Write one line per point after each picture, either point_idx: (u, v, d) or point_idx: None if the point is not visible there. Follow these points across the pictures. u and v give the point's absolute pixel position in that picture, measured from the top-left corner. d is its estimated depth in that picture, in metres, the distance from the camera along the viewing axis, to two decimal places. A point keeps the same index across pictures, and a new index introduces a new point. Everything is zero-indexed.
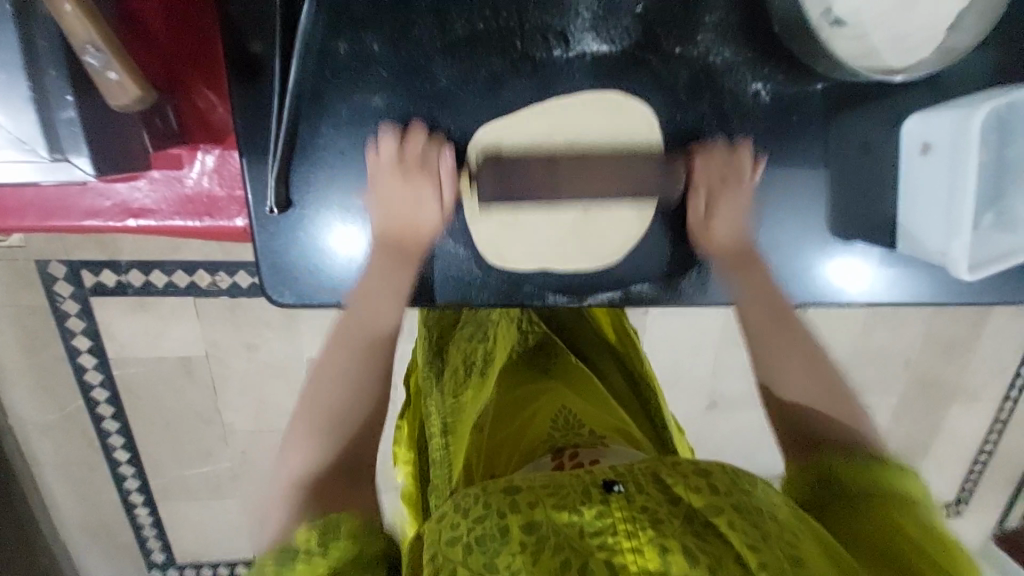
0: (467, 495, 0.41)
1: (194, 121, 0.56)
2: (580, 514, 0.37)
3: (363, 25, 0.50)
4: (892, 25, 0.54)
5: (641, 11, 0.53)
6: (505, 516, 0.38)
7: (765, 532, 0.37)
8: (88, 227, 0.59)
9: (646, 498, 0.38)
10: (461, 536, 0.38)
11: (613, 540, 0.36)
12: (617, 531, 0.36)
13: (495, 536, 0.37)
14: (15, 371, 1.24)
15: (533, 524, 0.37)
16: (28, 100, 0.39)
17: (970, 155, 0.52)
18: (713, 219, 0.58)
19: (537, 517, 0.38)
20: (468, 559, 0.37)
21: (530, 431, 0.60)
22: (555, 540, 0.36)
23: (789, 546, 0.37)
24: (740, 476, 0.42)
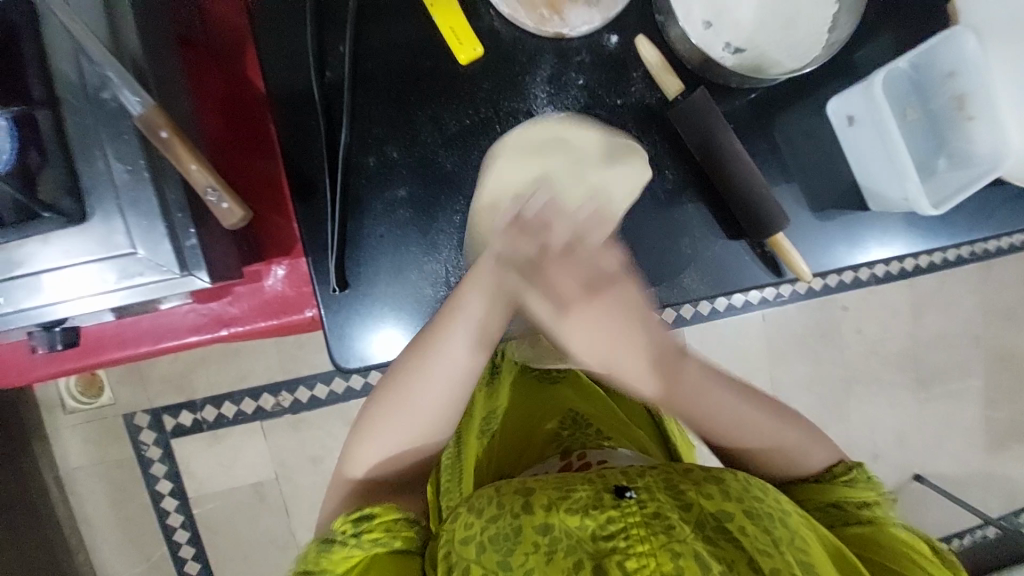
0: (484, 500, 0.54)
1: (268, 240, 0.72)
2: (591, 517, 0.48)
3: (383, 142, 0.67)
4: (780, 45, 0.68)
5: (584, 82, 0.68)
6: (518, 518, 0.50)
7: (775, 537, 0.48)
8: (191, 342, 0.73)
9: (659, 505, 0.48)
10: (478, 537, 0.50)
11: (625, 543, 0.46)
12: (631, 536, 0.46)
13: (508, 536, 0.49)
14: (105, 527, 1.33)
15: (547, 526, 0.49)
16: (165, 234, 0.53)
17: (888, 118, 0.64)
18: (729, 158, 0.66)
19: (551, 520, 0.49)
20: (483, 556, 0.49)
21: (539, 437, 0.73)
22: (566, 541, 0.47)
23: (795, 551, 0.48)
24: (754, 486, 0.54)
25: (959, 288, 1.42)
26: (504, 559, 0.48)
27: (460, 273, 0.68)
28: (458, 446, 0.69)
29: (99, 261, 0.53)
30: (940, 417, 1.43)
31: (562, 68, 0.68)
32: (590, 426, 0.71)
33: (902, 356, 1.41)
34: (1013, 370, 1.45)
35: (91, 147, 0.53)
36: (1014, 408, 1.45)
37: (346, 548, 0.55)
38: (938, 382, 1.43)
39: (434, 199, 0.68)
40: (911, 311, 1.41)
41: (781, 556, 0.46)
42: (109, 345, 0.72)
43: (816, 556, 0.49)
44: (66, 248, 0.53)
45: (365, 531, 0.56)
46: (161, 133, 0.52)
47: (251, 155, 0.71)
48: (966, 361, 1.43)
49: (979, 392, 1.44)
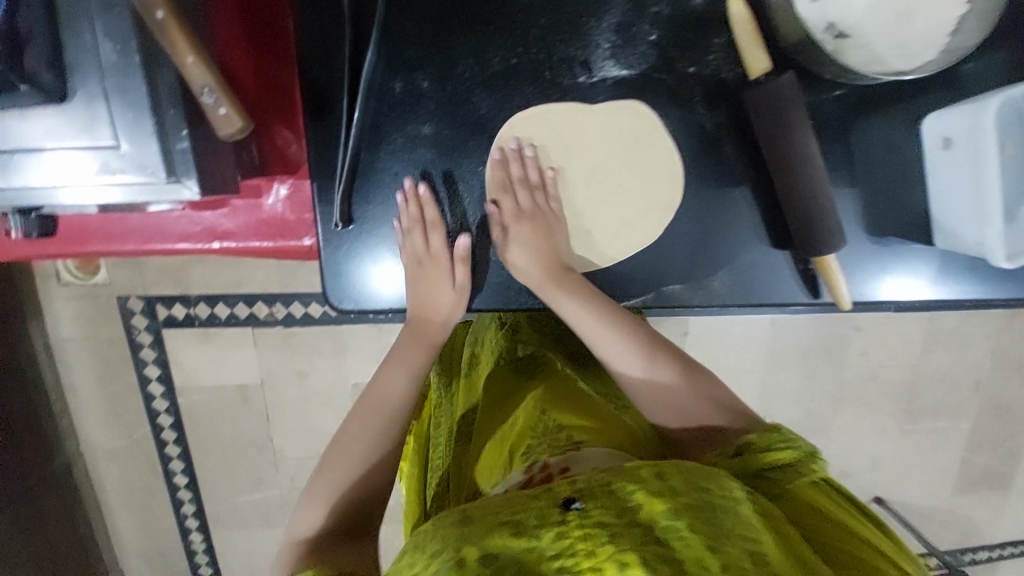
0: (426, 533, 0.45)
1: (273, 156, 0.66)
2: (537, 540, 0.40)
3: (414, 67, 0.59)
4: (894, 36, 0.57)
5: (656, 38, 0.59)
6: (460, 547, 0.41)
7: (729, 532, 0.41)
8: (181, 249, 0.68)
9: (603, 512, 0.41)
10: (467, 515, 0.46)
11: (573, 564, 0.39)
12: (577, 554, 0.39)
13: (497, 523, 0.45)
14: (93, 400, 1.36)
15: (490, 555, 0.40)
16: (153, 132, 0.47)
17: (989, 150, 0.55)
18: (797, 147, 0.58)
19: (494, 548, 0.40)
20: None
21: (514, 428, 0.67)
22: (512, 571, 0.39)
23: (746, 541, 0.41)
24: (702, 474, 0.45)
25: (980, 331, 1.36)
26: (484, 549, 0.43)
27: (476, 231, 0.63)
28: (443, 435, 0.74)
29: (75, 150, 0.47)
30: (918, 451, 1.43)
31: (634, 17, 0.58)
32: (561, 428, 0.62)
33: (900, 386, 1.39)
34: (1004, 420, 1.43)
35: (76, 14, 0.45)
36: (994, 456, 1.45)
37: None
38: (927, 418, 1.41)
39: (461, 143, 0.60)
40: (922, 345, 1.36)
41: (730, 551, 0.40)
42: (96, 237, 0.67)
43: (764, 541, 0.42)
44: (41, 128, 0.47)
45: None
46: (157, 14, 0.45)
47: (267, 53, 0.63)
48: (961, 403, 1.41)
49: (964, 435, 1.43)
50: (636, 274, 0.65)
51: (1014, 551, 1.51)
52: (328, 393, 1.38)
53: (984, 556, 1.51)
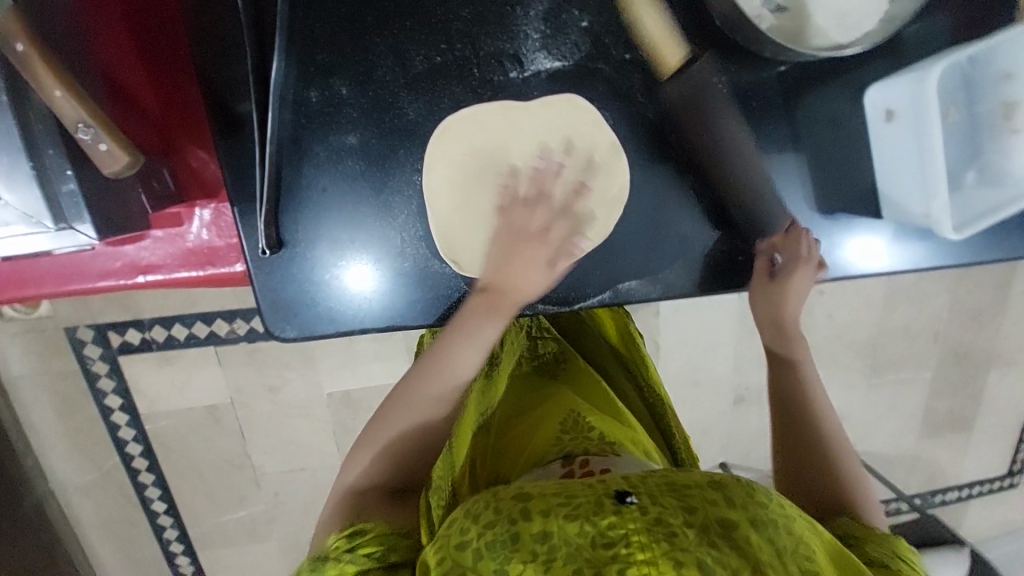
0: (479, 505, 0.47)
1: (189, 178, 0.61)
2: (592, 523, 0.41)
3: (329, 73, 0.54)
4: (833, 5, 0.55)
5: (588, 25, 0.55)
6: (516, 523, 0.43)
7: (779, 547, 0.42)
8: (104, 288, 0.63)
9: (660, 509, 0.42)
10: (474, 543, 0.43)
11: (626, 550, 0.39)
12: (631, 543, 0.39)
13: (505, 543, 0.42)
14: (53, 436, 1.29)
15: (546, 533, 0.42)
16: (30, 175, 0.42)
17: (934, 119, 0.54)
18: (714, 139, 0.58)
19: (550, 527, 0.42)
20: (480, 563, 0.42)
21: (538, 436, 0.64)
22: (566, 550, 0.40)
23: (800, 559, 0.42)
24: (756, 490, 0.47)
25: (938, 282, 1.41)
26: (500, 566, 0.41)
27: (417, 242, 0.59)
28: None
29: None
30: (885, 402, 1.49)
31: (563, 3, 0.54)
32: (593, 429, 0.63)
33: (866, 343, 1.43)
34: (963, 366, 1.50)
35: None
36: (954, 400, 1.52)
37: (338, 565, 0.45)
38: (892, 370, 1.46)
39: (390, 152, 0.56)
40: (885, 302, 1.39)
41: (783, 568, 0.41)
42: (6, 284, 0.61)
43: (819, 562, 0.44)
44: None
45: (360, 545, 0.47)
46: (16, 46, 0.39)
47: (167, 65, 0.57)
48: (923, 353, 1.46)
49: (926, 383, 1.49)
50: (590, 274, 0.61)
51: (976, 486, 1.60)
52: (302, 405, 1.34)
53: (950, 494, 1.60)
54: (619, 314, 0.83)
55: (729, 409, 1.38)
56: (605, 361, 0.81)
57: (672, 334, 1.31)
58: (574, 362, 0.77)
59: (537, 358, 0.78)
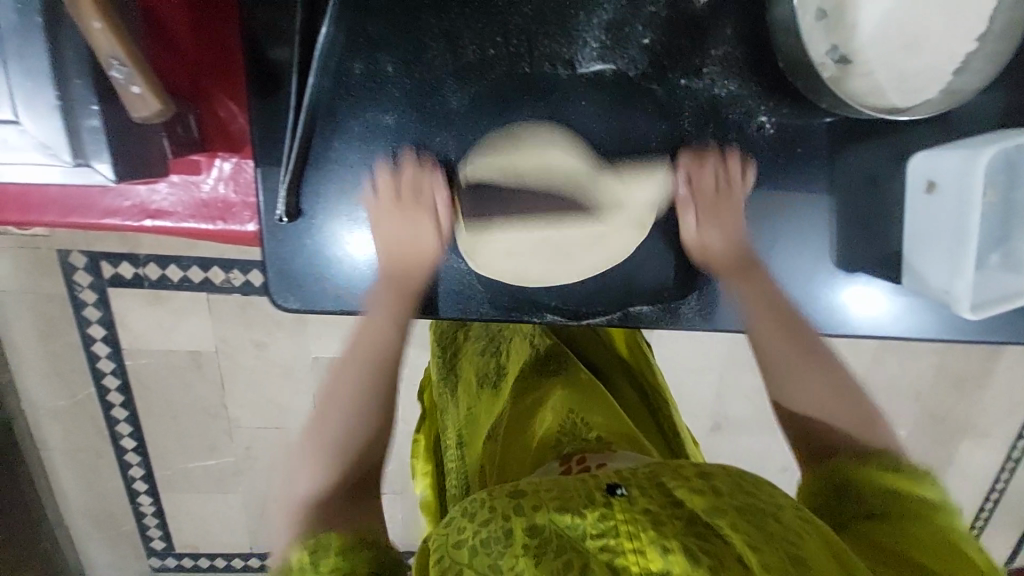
0: (477, 502, 0.48)
1: (214, 129, 0.59)
2: (581, 517, 0.43)
3: (377, 47, 0.52)
4: (897, 65, 0.54)
5: (649, 42, 0.54)
6: (509, 519, 0.44)
7: (772, 531, 0.43)
8: (110, 225, 0.61)
9: (648, 500, 0.45)
10: (471, 540, 0.44)
11: (615, 540, 0.42)
12: (620, 533, 0.42)
13: (501, 539, 0.44)
14: (31, 357, 1.28)
15: (536, 527, 0.44)
16: (55, 105, 0.40)
17: (975, 202, 0.52)
18: (703, 230, 0.58)
19: (540, 521, 0.44)
20: (475, 559, 0.43)
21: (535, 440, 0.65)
22: (558, 543, 0.42)
23: (791, 543, 0.42)
24: (747, 479, 0.47)
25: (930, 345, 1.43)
26: (495, 561, 0.43)
27: (438, 236, 0.57)
28: (461, 450, 0.68)
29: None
30: None
31: (627, 16, 0.53)
32: (591, 431, 0.64)
33: None
34: (939, 428, 1.52)
35: None
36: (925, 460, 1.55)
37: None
38: None
39: (425, 139, 0.55)
40: (875, 355, 1.41)
41: (772, 551, 0.41)
42: (8, 205, 0.59)
43: (820, 554, 0.42)
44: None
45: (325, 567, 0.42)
46: None
47: (210, 8, 0.55)
48: (903, 410, 1.48)
49: None
50: (603, 294, 0.60)
51: None
52: (287, 365, 1.33)
53: None
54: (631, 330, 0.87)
55: (707, 436, 1.40)
56: (611, 367, 0.81)
57: (665, 355, 1.32)
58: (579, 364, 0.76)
59: (543, 361, 0.77)
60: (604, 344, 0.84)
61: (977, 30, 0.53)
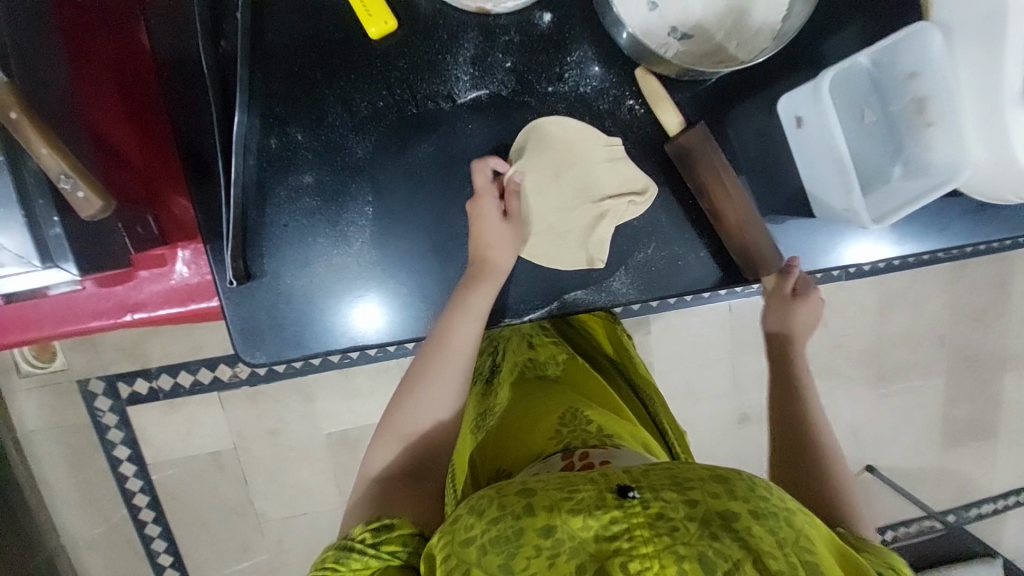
0: (486, 499, 0.51)
1: (171, 224, 0.68)
2: (595, 518, 0.45)
3: (286, 122, 0.61)
4: (732, 31, 0.62)
5: (512, 65, 0.62)
6: (521, 520, 0.47)
7: (781, 538, 0.45)
8: (95, 327, 0.69)
9: (663, 504, 0.45)
10: (481, 539, 0.47)
11: (629, 544, 0.43)
12: (635, 537, 0.44)
13: (513, 538, 0.46)
14: (65, 490, 1.33)
15: (550, 528, 0.45)
16: (23, 223, 0.49)
17: (832, 121, 0.59)
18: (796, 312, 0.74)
19: (555, 521, 0.46)
20: (487, 559, 0.46)
21: (539, 432, 0.68)
22: (570, 544, 0.45)
23: (802, 551, 0.44)
24: (762, 482, 0.49)
25: (929, 287, 1.41)
26: (507, 561, 0.45)
27: (373, 267, 0.65)
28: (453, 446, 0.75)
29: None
30: (899, 413, 1.45)
31: (487, 48, 0.61)
32: (591, 422, 0.67)
33: (866, 352, 1.42)
34: (974, 370, 1.46)
35: None
36: (972, 407, 1.47)
37: (363, 558, 0.54)
38: (900, 379, 1.44)
39: (342, 187, 0.63)
40: (878, 309, 1.40)
41: (785, 557, 0.43)
42: (6, 329, 0.67)
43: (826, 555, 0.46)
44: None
45: (384, 543, 0.55)
46: (10, 114, 0.45)
47: (151, 125, 0.65)
48: (929, 359, 1.44)
49: (939, 391, 1.46)
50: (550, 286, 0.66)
51: (1015, 499, 1.52)
52: (302, 446, 1.37)
53: (986, 509, 1.51)
54: (607, 323, 0.92)
55: (731, 430, 1.36)
56: (598, 361, 0.86)
57: (667, 356, 1.31)
58: (573, 358, 0.83)
59: (540, 366, 0.82)
60: (589, 342, 0.89)
61: None
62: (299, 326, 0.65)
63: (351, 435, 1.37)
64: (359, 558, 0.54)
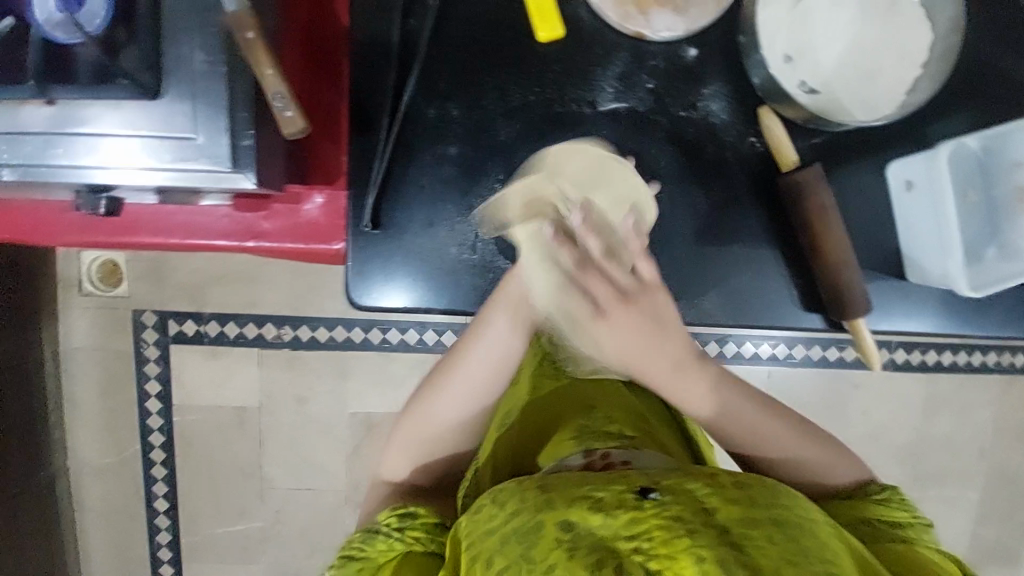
0: (508, 493, 0.54)
1: (313, 167, 0.75)
2: (612, 517, 0.47)
3: (446, 97, 0.68)
4: (856, 95, 0.68)
5: (653, 86, 0.69)
6: (540, 513, 0.49)
7: (804, 549, 0.46)
8: (220, 245, 0.75)
9: (681, 508, 0.47)
10: (500, 530, 0.50)
11: (647, 544, 0.45)
12: (653, 537, 0.45)
13: (531, 532, 0.49)
14: (90, 413, 1.37)
15: (567, 523, 0.47)
16: (225, 129, 0.55)
17: (945, 188, 0.64)
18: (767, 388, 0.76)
19: (572, 518, 0.48)
20: (506, 550, 0.49)
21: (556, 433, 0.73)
22: (588, 540, 0.46)
23: (827, 565, 0.45)
24: (784, 494, 0.51)
25: (977, 394, 1.39)
26: (525, 552, 0.47)
27: (488, 240, 0.69)
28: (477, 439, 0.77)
29: (142, 138, 0.56)
30: (927, 521, 1.39)
31: (635, 68, 0.68)
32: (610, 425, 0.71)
33: (900, 449, 1.39)
34: (1013, 492, 1.41)
35: (181, 34, 0.55)
36: (1006, 532, 1.41)
37: (387, 541, 0.62)
38: (933, 485, 1.39)
39: (480, 163, 0.69)
40: (920, 407, 1.38)
41: (809, 570, 0.45)
42: (144, 230, 0.74)
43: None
44: (119, 117, 0.55)
45: (408, 528, 0.63)
46: (247, 34, 0.54)
47: (320, 82, 0.74)
48: (967, 470, 1.40)
49: (973, 505, 1.41)
50: None
51: None
52: (325, 420, 1.39)
53: None
54: None
55: None
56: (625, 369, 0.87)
57: None
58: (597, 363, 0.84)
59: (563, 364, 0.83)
60: None
61: (919, 60, 0.66)
62: (403, 286, 0.70)
63: (374, 418, 1.38)
64: (384, 539, 0.62)
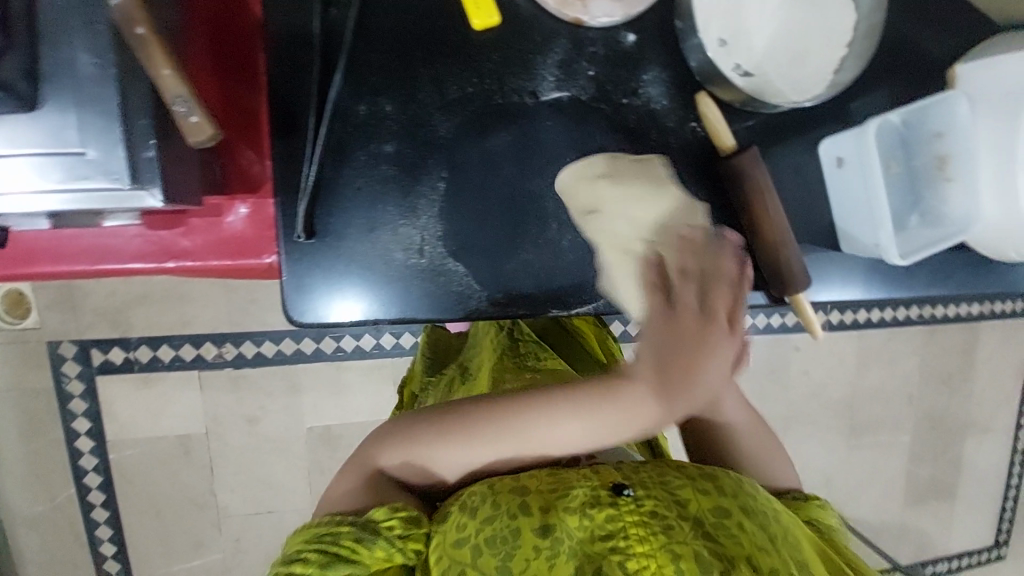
0: (480, 499, 0.52)
1: (234, 175, 0.68)
2: (589, 517, 0.47)
3: (377, 92, 0.63)
4: (789, 75, 0.69)
5: (593, 73, 0.67)
6: (517, 518, 0.49)
7: (771, 534, 0.48)
8: (133, 269, 0.67)
9: (655, 503, 0.47)
10: (473, 538, 0.49)
11: (625, 544, 0.45)
12: (630, 536, 0.45)
13: (508, 538, 0.48)
14: (11, 460, 1.22)
15: (547, 526, 0.48)
16: (121, 140, 0.49)
17: (874, 164, 0.67)
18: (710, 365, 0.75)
19: (551, 521, 0.48)
20: (481, 560, 0.48)
21: None
22: (568, 544, 0.46)
23: (792, 549, 0.48)
24: (747, 483, 0.53)
25: (904, 346, 1.51)
26: (501, 563, 0.47)
27: (435, 243, 0.66)
28: None
29: (23, 156, 0.48)
30: (867, 466, 1.52)
31: (574, 55, 0.66)
32: None
33: (842, 403, 1.50)
34: (938, 431, 1.56)
35: (58, 32, 0.47)
36: (934, 467, 1.56)
37: (384, 543, 0.52)
38: (872, 432, 1.52)
39: (420, 161, 0.65)
40: (857, 363, 1.49)
41: (778, 555, 0.46)
42: (39, 258, 0.65)
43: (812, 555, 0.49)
44: None
45: (404, 533, 0.53)
46: (136, 29, 0.47)
47: (234, 81, 0.67)
48: (899, 415, 1.53)
49: (906, 447, 1.54)
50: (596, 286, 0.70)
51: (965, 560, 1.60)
52: (281, 439, 1.31)
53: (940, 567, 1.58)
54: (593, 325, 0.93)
55: None
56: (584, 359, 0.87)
57: None
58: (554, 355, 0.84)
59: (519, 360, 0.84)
60: (575, 340, 0.89)
61: (844, 37, 0.68)
62: (344, 301, 0.65)
63: (334, 431, 1.31)
64: (382, 541, 0.52)
